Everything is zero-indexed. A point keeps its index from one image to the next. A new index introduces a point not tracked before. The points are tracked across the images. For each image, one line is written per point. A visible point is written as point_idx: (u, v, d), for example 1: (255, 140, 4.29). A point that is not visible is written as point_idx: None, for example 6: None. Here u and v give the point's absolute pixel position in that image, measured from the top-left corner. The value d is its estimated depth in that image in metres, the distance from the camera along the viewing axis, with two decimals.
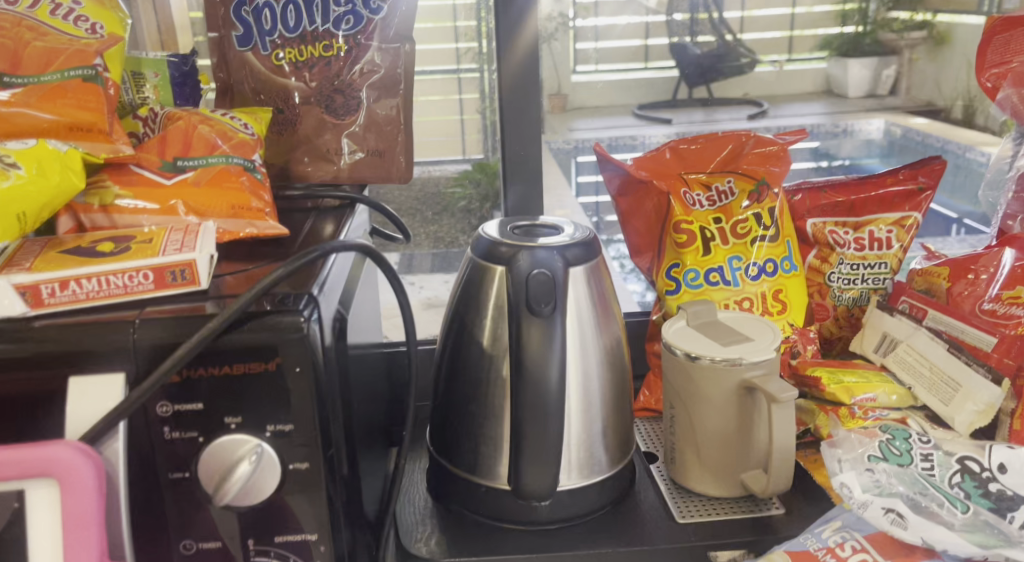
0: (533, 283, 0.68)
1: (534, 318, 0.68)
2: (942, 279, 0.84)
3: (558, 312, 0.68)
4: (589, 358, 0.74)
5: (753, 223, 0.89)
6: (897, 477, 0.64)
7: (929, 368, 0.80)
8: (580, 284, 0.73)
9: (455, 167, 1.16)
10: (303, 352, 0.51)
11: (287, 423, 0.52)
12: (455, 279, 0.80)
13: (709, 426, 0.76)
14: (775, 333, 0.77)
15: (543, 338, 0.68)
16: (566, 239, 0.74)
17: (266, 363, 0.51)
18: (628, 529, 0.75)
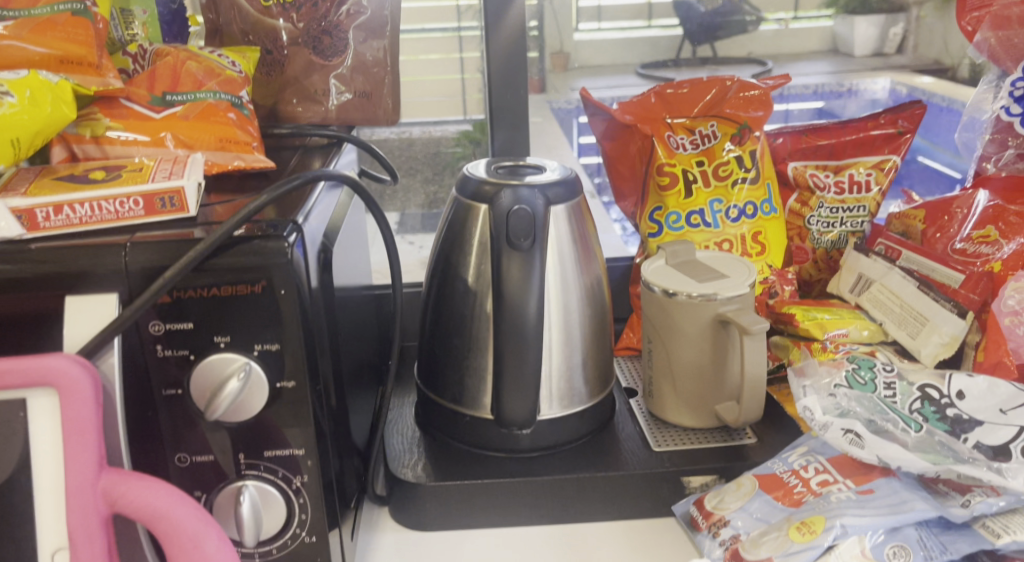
0: (514, 218, 0.70)
1: (514, 252, 0.70)
2: (918, 221, 0.89)
3: (538, 246, 0.70)
4: (569, 293, 0.77)
5: (735, 165, 0.91)
6: (857, 400, 0.68)
7: (899, 304, 0.83)
8: (561, 221, 0.76)
9: (456, 128, 1.08)
10: (289, 275, 0.56)
11: (274, 343, 0.57)
12: (441, 219, 0.82)
13: (684, 359, 0.79)
14: (750, 270, 0.79)
15: (524, 272, 0.70)
16: (549, 178, 0.77)
17: (253, 286, 0.55)
18: (606, 455, 0.79)
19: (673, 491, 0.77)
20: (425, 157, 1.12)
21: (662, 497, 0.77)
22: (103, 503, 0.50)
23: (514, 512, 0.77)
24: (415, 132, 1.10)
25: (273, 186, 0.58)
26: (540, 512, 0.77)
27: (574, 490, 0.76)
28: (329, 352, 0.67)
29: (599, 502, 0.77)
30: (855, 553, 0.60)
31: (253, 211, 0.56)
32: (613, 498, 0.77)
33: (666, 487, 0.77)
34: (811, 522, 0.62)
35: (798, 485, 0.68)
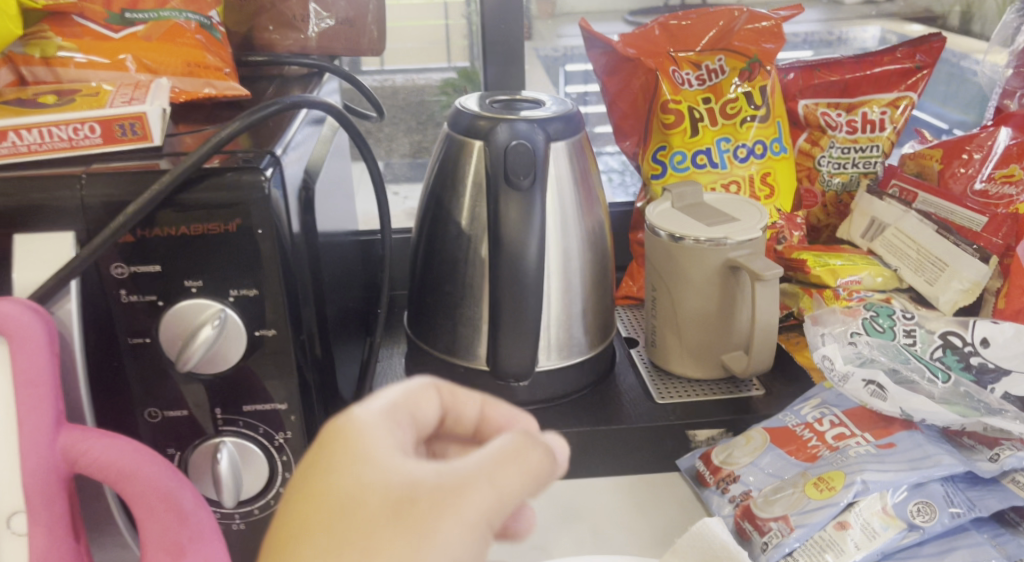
0: (512, 154, 0.65)
1: (512, 191, 0.65)
2: (935, 161, 0.85)
3: (538, 185, 0.65)
4: (569, 236, 0.72)
5: (743, 102, 0.85)
6: (879, 348, 0.64)
7: (915, 249, 0.78)
8: (562, 160, 0.71)
9: (439, 76, 1.02)
10: (266, 214, 0.51)
11: (252, 288, 0.52)
12: (432, 157, 0.77)
13: (690, 307, 0.75)
14: (762, 213, 0.75)
15: (523, 213, 0.65)
16: (548, 112, 0.71)
17: (226, 224, 0.50)
18: (607, 407, 0.75)
19: (678, 444, 0.73)
20: (407, 106, 1.03)
21: (666, 450, 0.74)
22: (63, 462, 0.46)
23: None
24: (398, 81, 1.01)
25: (245, 113, 0.53)
26: None
27: (575, 444, 0.72)
28: (313, 297, 0.62)
29: (600, 456, 0.73)
30: (875, 510, 0.56)
31: (225, 141, 0.51)
32: (615, 453, 0.73)
33: (670, 441, 0.73)
34: (829, 478, 0.59)
35: (813, 439, 0.65)
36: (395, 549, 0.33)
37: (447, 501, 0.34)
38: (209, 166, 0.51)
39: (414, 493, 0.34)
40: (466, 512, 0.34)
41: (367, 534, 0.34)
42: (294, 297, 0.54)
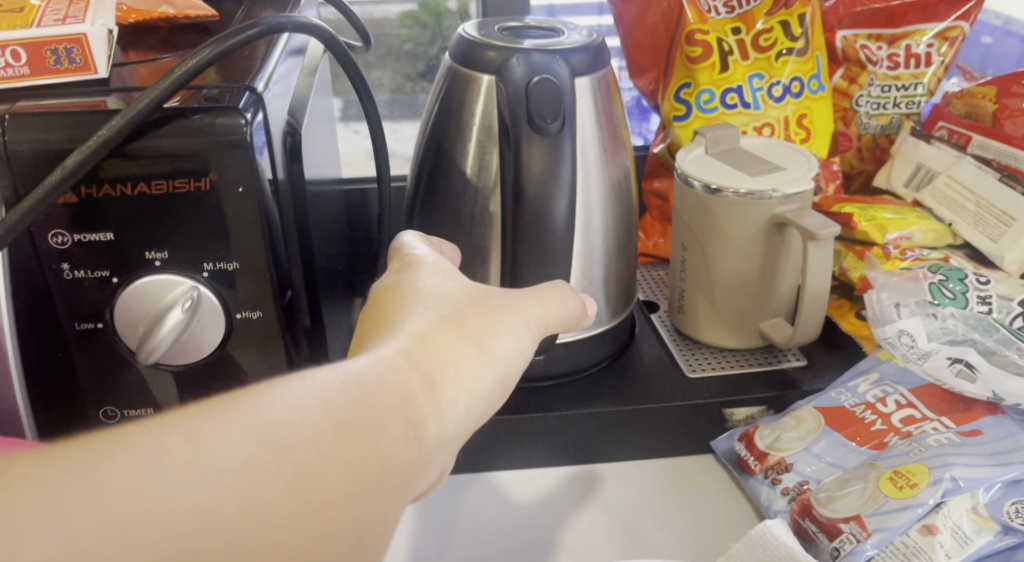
0: (536, 92, 0.54)
1: (536, 135, 0.54)
2: (989, 100, 0.76)
3: (567, 130, 0.55)
4: (593, 190, 0.63)
5: (778, 33, 0.75)
6: (967, 321, 0.56)
7: (973, 200, 0.71)
8: (586, 98, 0.61)
9: (398, 7, 0.88)
10: (244, 168, 0.41)
11: (230, 261, 0.42)
12: (432, 94, 0.66)
13: (727, 267, 0.66)
14: (810, 161, 0.65)
15: (548, 163, 0.55)
16: (570, 41, 0.60)
17: (197, 181, 0.41)
18: (631, 382, 0.66)
19: (712, 424, 0.65)
20: None
21: (698, 431, 0.65)
22: None
23: (523, 455, 0.64)
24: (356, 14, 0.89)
25: (215, 37, 0.42)
26: (557, 452, 0.65)
27: (597, 425, 0.64)
28: (302, 264, 0.52)
29: (625, 438, 0.65)
30: (966, 510, 0.49)
31: (192, 74, 0.40)
32: (641, 435, 0.65)
33: (704, 420, 0.65)
34: (908, 471, 0.51)
35: (877, 423, 0.57)
36: (481, 318, 0.40)
37: (512, 303, 0.42)
38: (172, 105, 0.40)
39: (487, 292, 0.42)
40: (525, 313, 0.42)
41: (457, 310, 0.40)
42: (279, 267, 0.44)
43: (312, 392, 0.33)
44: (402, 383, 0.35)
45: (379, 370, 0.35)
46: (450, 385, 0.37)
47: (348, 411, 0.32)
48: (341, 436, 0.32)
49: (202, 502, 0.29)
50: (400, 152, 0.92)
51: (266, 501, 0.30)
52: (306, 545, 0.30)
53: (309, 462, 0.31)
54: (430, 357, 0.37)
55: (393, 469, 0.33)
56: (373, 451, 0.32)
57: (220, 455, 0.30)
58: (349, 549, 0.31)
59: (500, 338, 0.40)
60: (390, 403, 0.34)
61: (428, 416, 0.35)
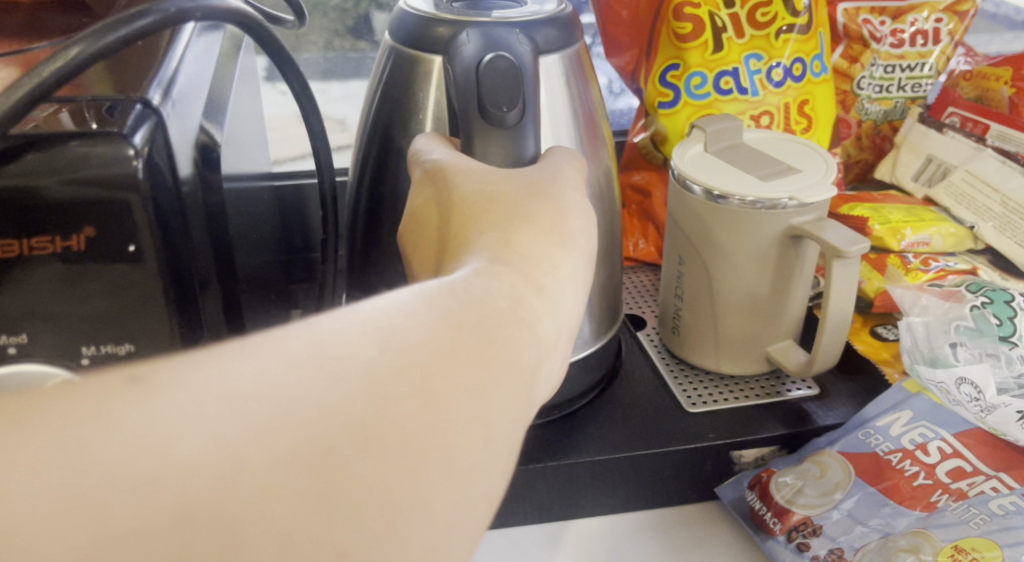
0: (489, 74, 0.42)
1: (489, 123, 0.42)
2: (1004, 83, 0.67)
3: (529, 116, 0.43)
4: None
5: (779, 7, 0.65)
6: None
7: (999, 202, 0.62)
8: (555, 81, 0.50)
9: None
10: (133, 223, 0.33)
11: (122, 344, 0.36)
12: (374, 71, 0.55)
13: (732, 286, 0.57)
14: (827, 163, 0.56)
15: (511, 162, 0.42)
16: (539, 12, 0.49)
17: (64, 240, 0.33)
18: (623, 419, 0.57)
19: (717, 468, 0.56)
20: None
21: (702, 476, 0.56)
22: None
23: (511, 511, 0.54)
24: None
25: (87, 34, 0.34)
26: (540, 507, 0.55)
27: (587, 477, 0.54)
28: (212, 285, 0.40)
29: (617, 488, 0.55)
30: None
31: (50, 84, 0.33)
32: (637, 484, 0.55)
33: (709, 465, 0.56)
34: (970, 547, 0.44)
35: (920, 476, 0.49)
36: (546, 208, 0.36)
37: (555, 188, 0.37)
38: (45, 123, 0.33)
39: (533, 183, 0.37)
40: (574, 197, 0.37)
41: (522, 208, 0.35)
42: (188, 316, 0.36)
43: (422, 298, 0.28)
44: (507, 287, 0.30)
45: (480, 280, 0.30)
46: (552, 283, 0.32)
47: (461, 312, 0.28)
48: (459, 330, 0.27)
49: (333, 406, 0.24)
50: (332, 116, 0.80)
51: (395, 402, 0.25)
52: (439, 445, 0.25)
53: (431, 362, 0.26)
54: (523, 258, 0.32)
55: (517, 367, 0.28)
56: (492, 353, 0.28)
57: (342, 354, 0.25)
58: (480, 452, 0.26)
59: (576, 224, 0.35)
60: (498, 303, 0.29)
61: (540, 316, 0.30)
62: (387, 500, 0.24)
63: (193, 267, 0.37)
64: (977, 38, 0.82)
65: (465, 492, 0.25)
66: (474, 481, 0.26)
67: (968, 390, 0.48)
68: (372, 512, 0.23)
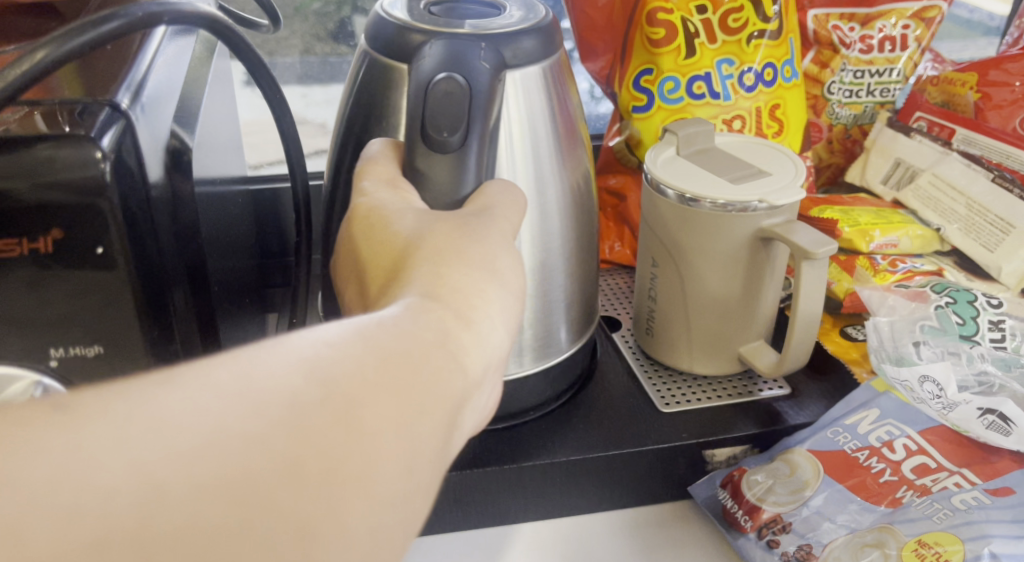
0: (437, 95, 0.42)
1: (433, 145, 0.42)
2: (969, 89, 0.69)
3: (472, 137, 0.43)
4: (550, 201, 0.51)
5: (750, 12, 0.66)
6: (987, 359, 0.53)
7: (964, 205, 0.64)
8: (537, 90, 0.49)
9: None
10: (94, 226, 0.35)
11: (89, 346, 0.37)
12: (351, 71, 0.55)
13: (706, 288, 0.58)
14: (796, 165, 0.57)
15: (448, 188, 0.42)
16: (515, 21, 0.48)
17: (30, 243, 0.34)
18: (598, 419, 0.57)
19: (691, 467, 0.57)
20: None
21: (675, 475, 0.57)
22: None
23: (474, 513, 0.55)
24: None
25: (51, 38, 0.35)
26: (516, 508, 0.55)
27: (563, 478, 0.55)
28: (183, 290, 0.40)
29: (593, 488, 0.56)
30: None
31: (20, 86, 0.34)
32: (612, 485, 0.56)
33: (682, 463, 0.57)
34: (934, 541, 0.44)
35: (886, 473, 0.50)
36: (478, 245, 0.35)
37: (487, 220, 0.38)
38: (22, 125, 0.34)
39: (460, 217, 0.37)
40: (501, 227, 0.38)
41: (457, 242, 0.35)
42: (160, 321, 0.38)
43: (348, 330, 0.28)
44: (434, 321, 0.30)
45: (410, 314, 0.30)
46: (480, 316, 0.32)
47: (390, 345, 0.28)
48: (387, 362, 0.27)
49: (255, 434, 0.24)
50: (313, 120, 0.80)
51: (317, 430, 0.25)
52: (360, 473, 0.25)
53: (357, 395, 0.26)
54: (454, 293, 0.32)
55: (443, 399, 0.28)
56: (421, 385, 0.28)
57: (269, 384, 0.25)
58: (404, 481, 0.26)
59: (509, 262, 0.35)
60: (426, 336, 0.29)
61: (468, 349, 0.31)
62: (301, 525, 0.24)
63: (163, 270, 0.38)
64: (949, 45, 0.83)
65: (383, 520, 0.26)
66: (394, 509, 0.26)
67: (930, 387, 0.52)
68: (284, 538, 0.23)
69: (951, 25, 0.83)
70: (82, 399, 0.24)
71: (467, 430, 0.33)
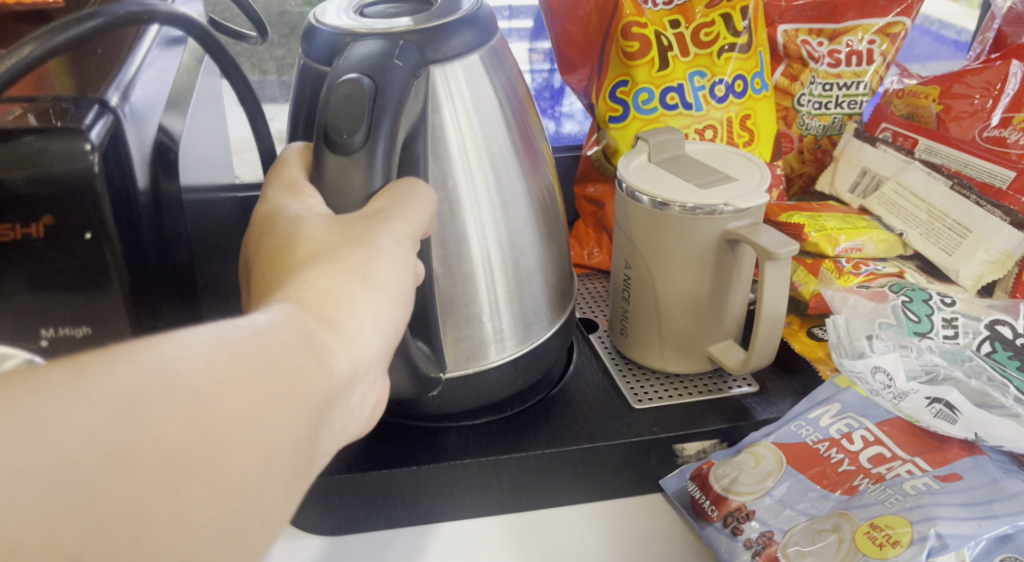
0: (340, 103, 0.42)
1: (341, 147, 0.41)
2: (932, 101, 0.72)
3: (378, 138, 0.41)
4: (511, 191, 0.52)
5: (720, 27, 0.69)
6: (939, 353, 0.56)
7: (925, 211, 0.67)
8: (481, 79, 0.49)
9: None
10: (86, 213, 0.37)
11: (78, 327, 0.40)
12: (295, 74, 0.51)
13: (676, 289, 0.61)
14: (762, 171, 0.60)
15: (356, 191, 0.41)
16: (435, 18, 0.48)
17: (26, 228, 0.37)
18: (572, 417, 0.59)
19: (661, 461, 0.59)
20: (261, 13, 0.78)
21: (646, 469, 0.59)
22: None
23: (451, 503, 0.57)
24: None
25: (38, 34, 0.38)
26: (491, 499, 0.57)
27: (536, 472, 0.57)
28: (166, 282, 0.43)
29: (567, 481, 0.58)
30: None
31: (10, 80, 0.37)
32: (583, 477, 0.58)
33: (653, 458, 0.59)
34: (885, 524, 0.47)
35: (845, 463, 0.52)
36: (359, 251, 0.36)
37: (376, 224, 0.38)
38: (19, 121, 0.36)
39: (347, 222, 0.38)
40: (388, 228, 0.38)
41: (333, 245, 0.36)
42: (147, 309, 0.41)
43: (206, 333, 0.30)
44: (297, 324, 0.32)
45: (277, 319, 0.32)
46: (348, 319, 0.34)
47: (244, 348, 0.30)
48: (237, 364, 0.29)
49: (89, 427, 0.27)
50: None
51: (158, 423, 0.27)
52: (205, 466, 0.28)
53: (202, 393, 0.28)
54: (320, 296, 0.34)
55: (297, 397, 0.31)
56: (276, 382, 0.30)
57: (108, 384, 0.27)
58: (256, 469, 0.29)
59: (385, 264, 0.36)
60: (284, 338, 0.31)
61: (333, 349, 0.33)
62: (135, 517, 0.27)
63: (149, 262, 0.41)
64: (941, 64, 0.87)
65: (230, 506, 0.28)
66: (242, 498, 0.29)
67: (882, 377, 0.54)
68: (117, 524, 0.26)
69: (939, 46, 0.88)
70: (62, 380, 0.27)
71: (346, 427, 0.35)
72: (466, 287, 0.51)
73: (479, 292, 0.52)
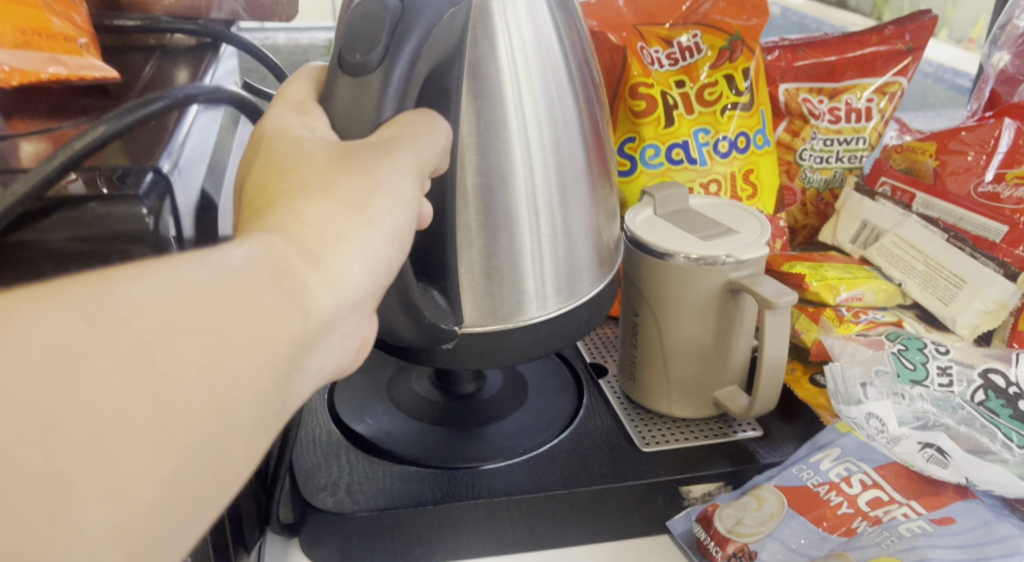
0: (358, 19, 0.43)
1: (352, 64, 0.42)
2: (929, 156, 0.75)
3: (393, 56, 0.42)
4: (562, 138, 0.51)
5: (723, 87, 0.73)
6: (932, 401, 0.57)
7: (922, 262, 0.69)
8: (544, 18, 0.50)
9: (326, 36, 0.83)
10: None
11: None
12: None
13: (683, 335, 0.63)
14: (762, 224, 0.63)
15: (364, 111, 0.41)
16: None
17: None
18: (584, 459, 0.61)
19: (668, 502, 0.61)
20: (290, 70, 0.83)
21: (654, 510, 0.61)
22: None
23: (465, 538, 0.59)
24: (280, 41, 0.84)
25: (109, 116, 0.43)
26: (505, 539, 0.59)
27: (549, 513, 0.59)
28: None
29: (579, 522, 0.60)
30: None
31: (82, 154, 0.41)
32: (595, 518, 0.60)
33: (660, 499, 0.61)
34: None
35: (844, 505, 0.54)
36: (355, 179, 0.36)
37: (379, 155, 0.37)
38: (72, 188, 0.40)
39: (352, 148, 0.38)
40: (392, 157, 0.38)
41: (333, 174, 0.35)
42: None
43: (170, 273, 0.28)
44: (275, 261, 0.31)
45: (250, 255, 0.30)
46: (332, 255, 0.33)
47: (209, 290, 0.28)
48: (203, 306, 0.28)
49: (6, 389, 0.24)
50: None
51: (96, 377, 0.25)
52: (155, 423, 0.26)
53: (155, 336, 0.26)
54: (306, 230, 0.33)
55: (261, 342, 0.29)
56: (242, 324, 0.28)
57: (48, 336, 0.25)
58: (212, 428, 0.27)
59: (382, 197, 0.36)
60: (260, 279, 0.30)
61: (311, 288, 0.32)
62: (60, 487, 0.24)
63: None
64: (953, 110, 0.93)
65: (178, 469, 0.26)
66: (200, 453, 0.27)
67: (875, 423, 0.56)
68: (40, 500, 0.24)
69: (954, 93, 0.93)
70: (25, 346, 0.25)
71: (320, 372, 0.33)
72: (509, 233, 0.51)
73: (520, 241, 0.51)
